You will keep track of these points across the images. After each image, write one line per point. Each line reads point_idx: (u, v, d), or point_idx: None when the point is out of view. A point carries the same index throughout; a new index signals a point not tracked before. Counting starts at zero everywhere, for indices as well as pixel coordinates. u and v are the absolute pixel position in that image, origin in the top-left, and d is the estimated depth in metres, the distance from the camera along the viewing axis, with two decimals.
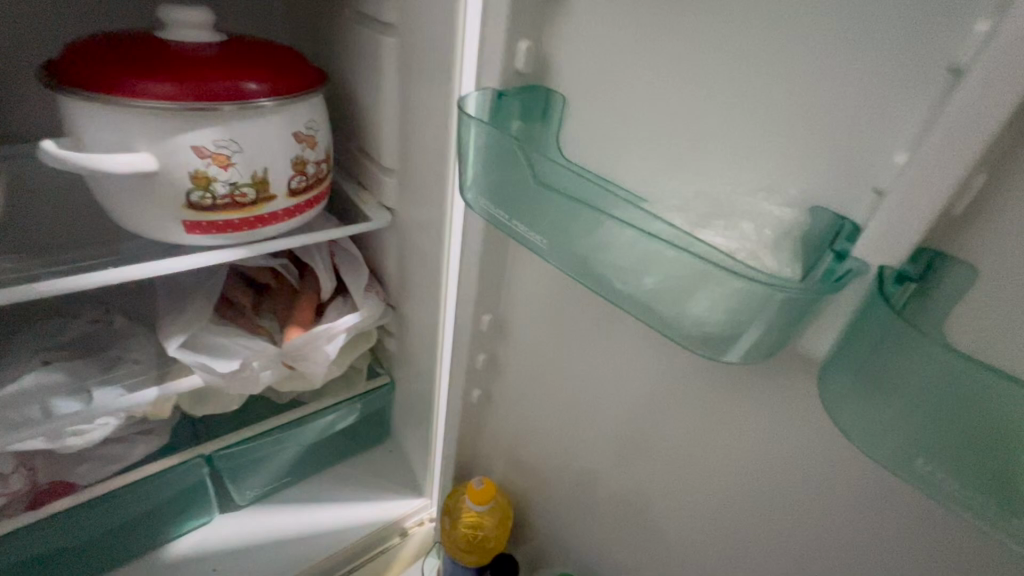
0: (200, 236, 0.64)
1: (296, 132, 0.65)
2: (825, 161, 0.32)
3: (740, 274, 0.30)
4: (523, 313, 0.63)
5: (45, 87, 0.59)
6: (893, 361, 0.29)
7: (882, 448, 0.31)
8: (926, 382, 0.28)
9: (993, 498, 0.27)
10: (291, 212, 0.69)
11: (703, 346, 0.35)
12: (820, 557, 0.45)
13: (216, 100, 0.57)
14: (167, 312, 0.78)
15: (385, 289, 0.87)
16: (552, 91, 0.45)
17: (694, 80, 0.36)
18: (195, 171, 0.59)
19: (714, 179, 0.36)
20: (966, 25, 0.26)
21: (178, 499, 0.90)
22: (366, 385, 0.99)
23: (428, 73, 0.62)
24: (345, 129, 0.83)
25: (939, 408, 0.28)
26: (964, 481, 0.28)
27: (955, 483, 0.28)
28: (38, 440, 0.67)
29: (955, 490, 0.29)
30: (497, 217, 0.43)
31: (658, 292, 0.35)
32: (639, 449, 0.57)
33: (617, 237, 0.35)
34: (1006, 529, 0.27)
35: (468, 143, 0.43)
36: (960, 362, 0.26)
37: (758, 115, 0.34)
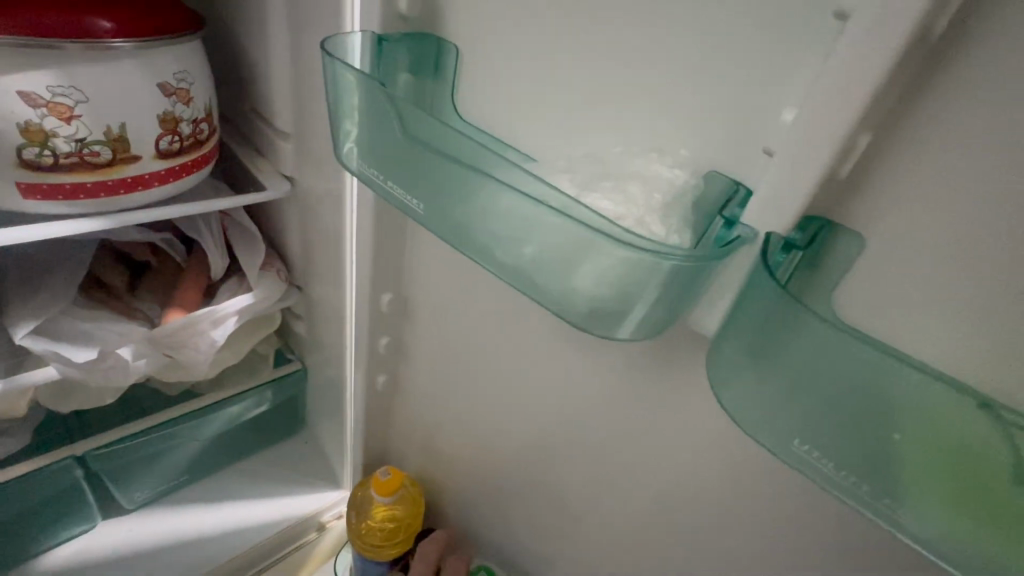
0: (44, 203, 0.54)
1: (162, 83, 0.55)
2: (720, 119, 0.29)
3: (626, 243, 0.27)
4: (432, 292, 0.59)
5: None
6: (779, 337, 0.28)
7: (766, 429, 0.30)
8: (810, 359, 0.27)
9: (866, 477, 0.27)
10: (164, 177, 0.60)
11: (591, 324, 0.32)
12: (724, 533, 0.44)
13: (49, 36, 0.48)
14: (15, 292, 0.66)
15: (289, 268, 0.80)
16: (443, 41, 0.40)
17: (588, 27, 0.33)
18: (26, 123, 0.49)
19: (609, 141, 0.33)
20: None
21: (48, 506, 0.79)
22: (273, 373, 0.91)
23: (318, 21, 0.55)
24: (236, 86, 0.74)
25: (821, 385, 0.27)
26: (840, 460, 0.27)
27: (831, 462, 0.27)
28: None
29: (832, 469, 0.28)
30: (375, 181, 0.38)
31: (543, 265, 0.31)
32: (552, 432, 0.54)
33: (499, 202, 0.31)
34: (876, 508, 0.27)
35: (342, 92, 0.37)
36: (843, 336, 0.25)
37: (651, 68, 0.31)
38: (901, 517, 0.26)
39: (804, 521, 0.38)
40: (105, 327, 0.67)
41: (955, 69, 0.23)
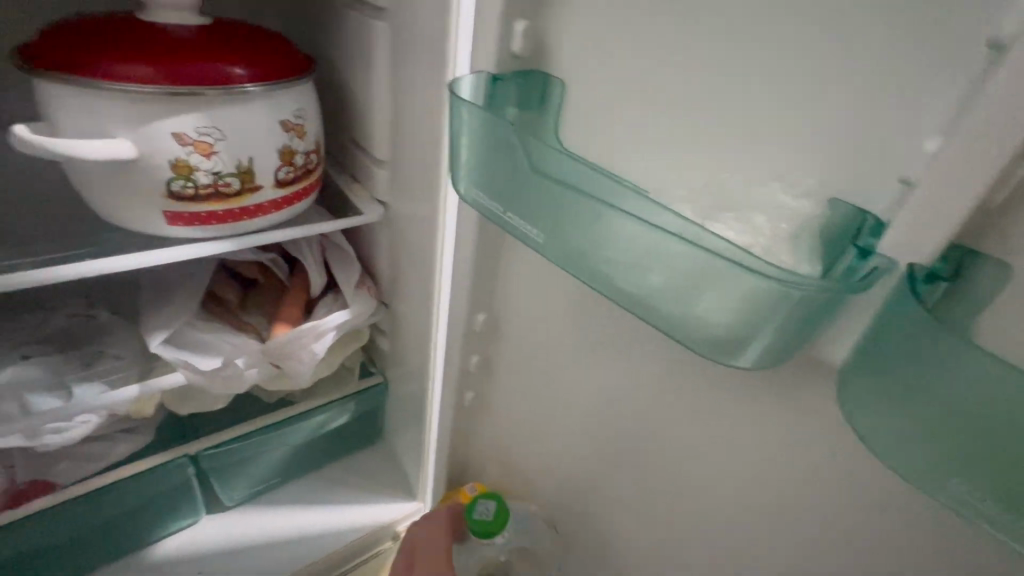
0: (183, 228, 0.61)
1: (284, 120, 0.62)
2: (713, 107, 0.34)
3: (759, 271, 0.28)
4: (518, 312, 0.61)
5: (22, 72, 0.56)
6: (927, 369, 0.27)
7: (908, 462, 0.29)
8: (965, 393, 0.26)
9: None
10: (280, 203, 0.66)
11: (711, 351, 0.32)
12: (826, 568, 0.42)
13: (197, 84, 0.55)
14: (150, 306, 0.75)
15: (377, 285, 0.84)
16: (550, 75, 0.42)
17: (705, 63, 0.34)
18: (176, 160, 0.56)
19: (722, 169, 0.34)
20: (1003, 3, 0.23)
21: (162, 501, 0.87)
22: (358, 385, 0.97)
23: (420, 59, 0.59)
24: (336, 119, 0.80)
25: (934, 395, 0.27)
26: (966, 474, 0.27)
27: (993, 504, 0.26)
28: (16, 437, 0.66)
29: (993, 512, 0.26)
30: (492, 210, 0.40)
31: (665, 292, 0.32)
32: (640, 459, 0.54)
33: (623, 231, 0.32)
34: None
35: (462, 127, 0.40)
36: (1003, 369, 0.24)
37: (776, 96, 0.31)
38: None
39: (912, 557, 0.36)
40: (222, 338, 0.73)
41: None
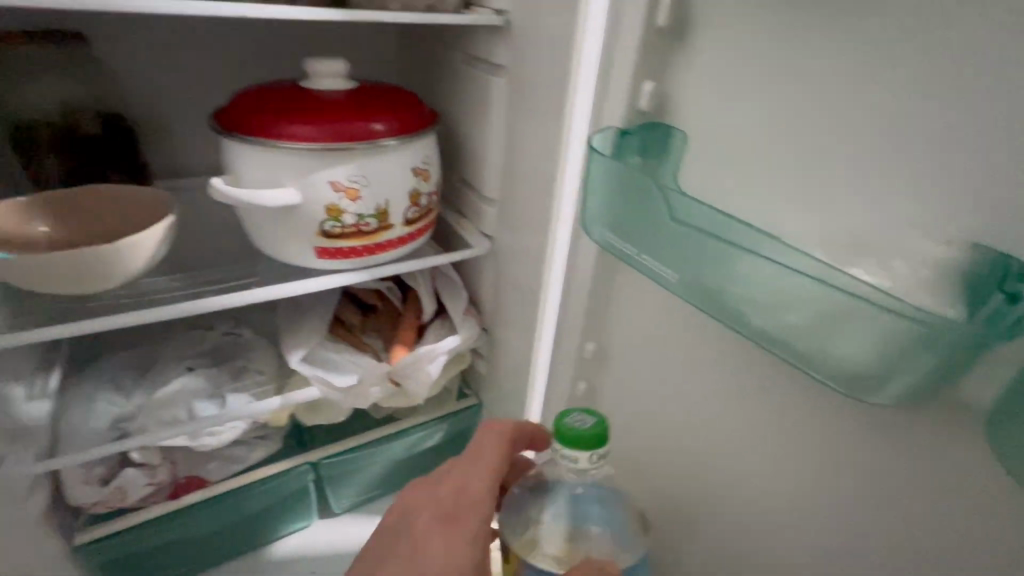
0: (327, 261, 0.71)
1: (414, 167, 0.70)
2: (819, 148, 0.38)
3: (898, 315, 0.30)
4: (621, 344, 0.63)
5: (215, 132, 0.69)
6: None
7: None
8: None
9: None
10: (404, 238, 0.74)
11: (847, 388, 0.34)
12: None
13: (348, 140, 0.64)
14: (288, 327, 0.86)
15: (479, 312, 0.91)
16: (672, 127, 0.47)
17: (833, 118, 0.37)
18: (329, 204, 0.66)
19: (852, 215, 0.37)
20: None
21: (284, 503, 0.95)
22: (455, 405, 1.04)
23: (534, 111, 0.65)
24: (447, 163, 0.89)
25: None
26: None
27: None
28: (182, 436, 0.78)
29: None
30: (622, 250, 0.45)
31: (799, 332, 0.35)
32: (743, 508, 0.52)
33: (758, 273, 0.35)
34: None
35: (595, 177, 0.46)
36: None
37: (916, 151, 0.33)
38: None
39: None
40: (348, 358, 0.83)
41: None
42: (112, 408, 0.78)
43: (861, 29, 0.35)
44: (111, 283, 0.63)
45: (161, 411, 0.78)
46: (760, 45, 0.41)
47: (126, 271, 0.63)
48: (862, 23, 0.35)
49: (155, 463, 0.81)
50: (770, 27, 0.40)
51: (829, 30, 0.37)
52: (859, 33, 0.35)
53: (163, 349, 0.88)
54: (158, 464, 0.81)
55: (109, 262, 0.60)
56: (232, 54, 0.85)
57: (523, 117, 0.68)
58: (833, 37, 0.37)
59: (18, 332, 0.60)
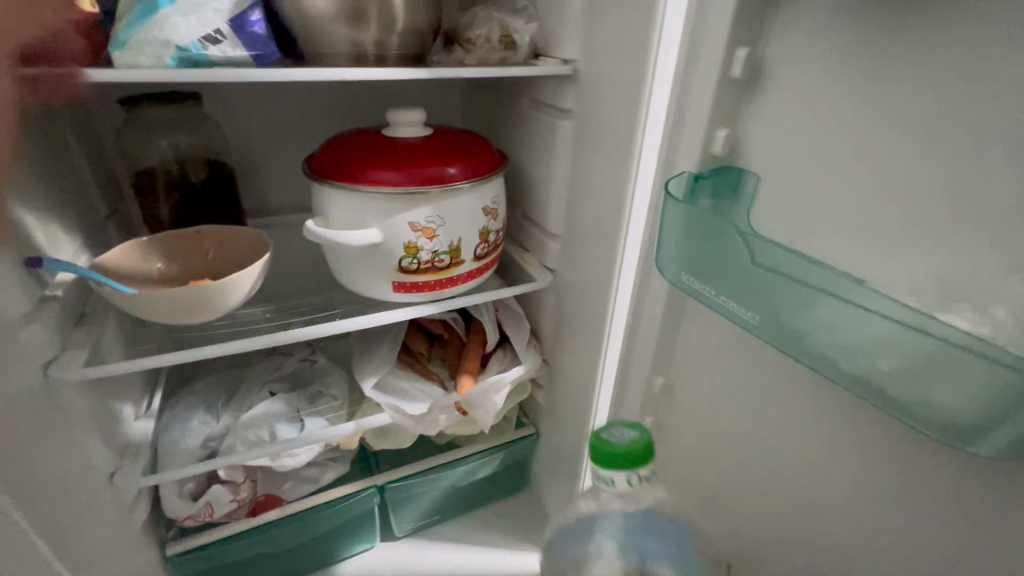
0: (403, 294, 0.75)
1: (484, 207, 0.74)
2: (903, 192, 0.39)
3: (1001, 362, 0.29)
4: (692, 377, 0.64)
5: (306, 177, 0.76)
6: None
7: None
8: None
9: None
10: (473, 273, 0.78)
11: (946, 436, 0.33)
12: None
13: (426, 184, 0.69)
14: (361, 355, 0.91)
15: (540, 343, 0.94)
16: (744, 170, 0.50)
17: (918, 164, 0.38)
18: (407, 243, 0.71)
19: (943, 259, 0.37)
20: None
21: (351, 524, 0.98)
22: (514, 434, 1.06)
23: (601, 152, 0.68)
24: (511, 199, 0.93)
25: None
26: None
27: None
28: (265, 457, 0.83)
29: None
30: (700, 291, 0.47)
31: (896, 377, 0.35)
32: (831, 541, 0.52)
33: (844, 316, 0.36)
34: None
35: (669, 221, 0.48)
36: None
37: (1017, 194, 0.33)
38: None
39: None
40: (416, 387, 0.87)
41: None
42: (204, 429, 0.84)
43: (948, 75, 0.36)
44: (216, 314, 0.70)
45: (246, 433, 0.83)
46: (839, 95, 0.42)
47: (229, 303, 0.69)
48: (948, 70, 0.36)
49: (238, 480, 0.86)
50: (849, 76, 0.41)
51: (914, 78, 0.38)
52: (946, 80, 0.36)
53: (247, 374, 0.95)
54: (241, 481, 0.86)
55: (217, 296, 0.67)
56: (318, 105, 0.93)
57: (588, 157, 0.72)
58: (918, 84, 0.37)
59: (136, 359, 0.67)
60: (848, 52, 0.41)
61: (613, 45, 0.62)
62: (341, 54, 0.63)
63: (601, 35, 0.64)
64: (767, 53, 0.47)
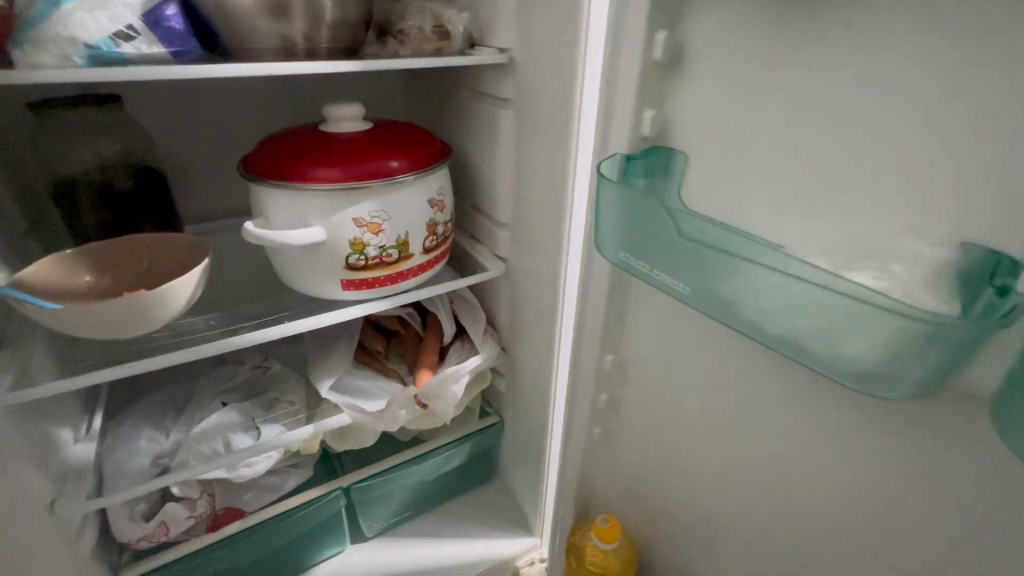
0: (353, 292, 0.74)
1: (430, 199, 0.74)
2: (814, 164, 0.42)
3: (900, 313, 0.32)
4: (641, 353, 0.66)
5: (242, 177, 0.73)
6: None
7: None
8: None
9: None
10: (423, 267, 0.78)
11: (862, 384, 0.36)
12: None
13: (369, 179, 0.68)
14: (317, 357, 0.89)
15: (497, 332, 0.95)
16: (674, 148, 0.52)
17: (826, 135, 0.41)
18: (354, 239, 0.70)
19: (852, 223, 0.40)
20: None
21: (318, 529, 0.97)
22: (478, 424, 1.07)
23: (542, 138, 0.69)
24: (459, 191, 0.93)
25: None
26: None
27: None
28: (221, 469, 0.80)
29: None
30: (636, 267, 0.48)
31: (814, 335, 0.37)
32: (772, 490, 0.56)
33: (766, 281, 0.38)
34: None
35: (605, 201, 0.49)
36: None
37: (912, 159, 0.36)
38: None
39: None
40: (374, 385, 0.86)
41: None
42: (153, 446, 0.81)
43: (846, 53, 0.39)
44: (155, 324, 0.66)
45: (199, 446, 0.80)
46: (753, 73, 0.44)
47: (170, 313, 0.66)
48: (850, 48, 0.38)
49: (194, 496, 0.82)
50: (764, 55, 0.43)
51: (823, 55, 0.40)
52: (854, 56, 0.38)
53: (196, 386, 0.91)
54: (197, 497, 0.83)
55: (154, 305, 0.64)
56: (250, 102, 0.90)
57: (529, 144, 0.72)
58: (827, 61, 0.40)
59: (72, 376, 0.63)
60: (760, 32, 0.43)
61: (546, 33, 0.63)
62: (268, 49, 0.61)
63: (532, 23, 0.65)
64: (685, 36, 0.48)
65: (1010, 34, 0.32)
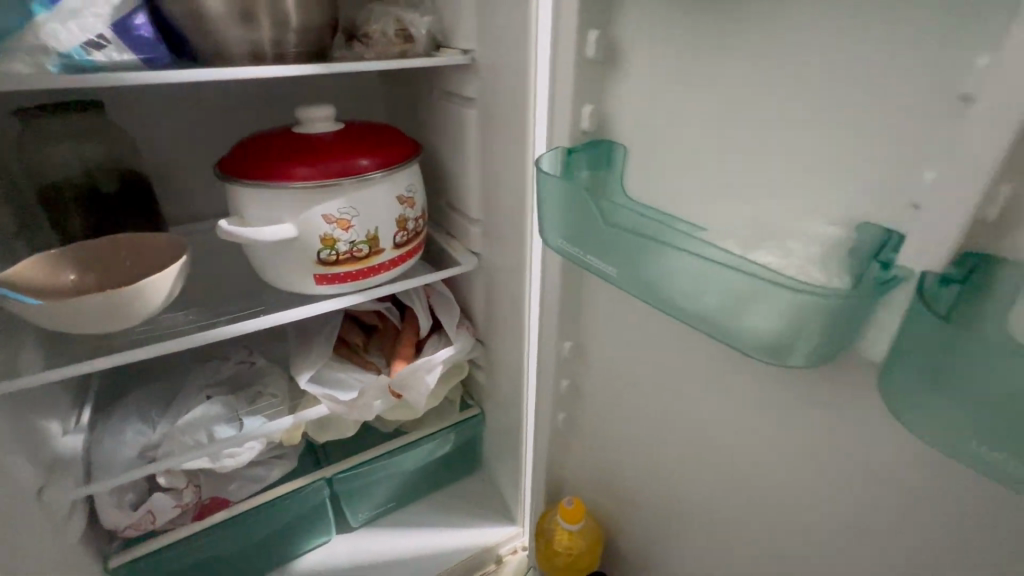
0: (326, 286, 0.77)
1: (399, 195, 0.77)
2: (731, 152, 0.44)
3: (788, 287, 0.35)
4: (600, 339, 0.69)
5: (218, 178, 0.76)
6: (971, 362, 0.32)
7: (941, 432, 0.34)
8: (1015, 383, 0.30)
9: None
10: (395, 261, 0.81)
11: (767, 355, 0.39)
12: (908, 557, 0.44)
13: (338, 176, 0.71)
14: (299, 350, 0.93)
15: (473, 324, 0.98)
16: (613, 141, 0.54)
17: (739, 124, 0.43)
18: (324, 235, 0.73)
19: (764, 206, 0.42)
20: (959, 71, 0.31)
21: (304, 518, 1.00)
22: (459, 415, 1.10)
23: (503, 135, 0.72)
24: (435, 188, 0.96)
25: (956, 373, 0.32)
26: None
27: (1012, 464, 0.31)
28: (204, 458, 0.83)
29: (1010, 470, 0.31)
30: (575, 255, 0.51)
31: (723, 311, 0.40)
32: (721, 466, 0.59)
33: (680, 263, 0.41)
34: None
35: (546, 194, 0.52)
36: None
37: (813, 143, 0.38)
38: None
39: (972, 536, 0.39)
40: (352, 376, 0.89)
41: None
42: (141, 438, 0.84)
43: (753, 46, 0.41)
44: (135, 319, 0.70)
45: (183, 437, 0.83)
46: (677, 67, 0.47)
47: (150, 307, 0.70)
48: (755, 41, 0.41)
49: (180, 486, 0.85)
50: (684, 50, 0.46)
51: (734, 49, 0.42)
52: (759, 49, 0.41)
53: (184, 380, 0.95)
54: (183, 487, 0.86)
55: (133, 300, 0.67)
56: (231, 105, 0.94)
57: (493, 141, 0.75)
58: (736, 54, 0.42)
59: (57, 368, 0.67)
60: (680, 29, 0.46)
61: (500, 34, 0.66)
62: (235, 54, 0.64)
63: (490, 24, 0.68)
64: (618, 34, 0.51)
65: (884, 26, 0.34)
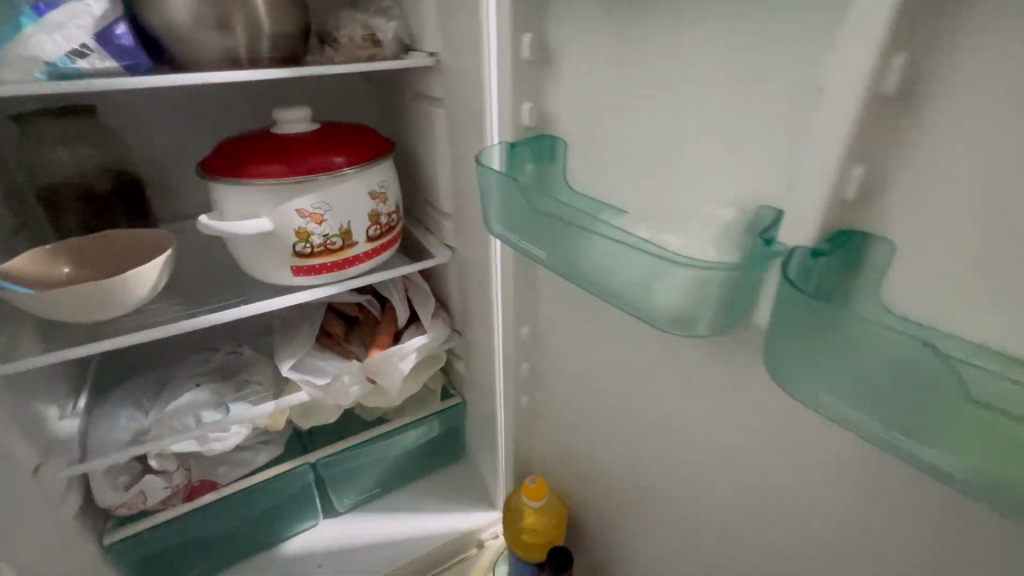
0: (303, 278, 0.82)
1: (371, 191, 0.81)
2: (650, 144, 0.48)
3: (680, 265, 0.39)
4: (556, 325, 0.73)
5: (201, 177, 0.81)
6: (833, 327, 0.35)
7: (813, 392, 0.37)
8: (868, 346, 0.33)
9: (895, 428, 0.33)
10: (370, 253, 0.86)
11: (674, 327, 0.43)
12: (813, 521, 0.47)
13: (313, 173, 0.75)
14: (284, 339, 0.98)
15: (449, 315, 1.02)
16: (557, 137, 0.58)
17: (654, 118, 0.47)
18: (297, 228, 0.77)
19: (677, 193, 0.46)
20: (816, 67, 0.34)
21: (290, 502, 1.04)
22: (440, 404, 1.14)
23: (466, 133, 0.76)
24: (412, 186, 1.00)
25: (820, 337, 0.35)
26: (901, 430, 0.33)
27: (867, 417, 0.34)
28: (191, 442, 0.88)
29: (865, 422, 0.34)
30: (516, 243, 0.55)
31: (634, 289, 0.44)
32: (662, 442, 0.62)
33: (597, 247, 0.45)
34: (901, 454, 0.33)
35: (488, 187, 0.56)
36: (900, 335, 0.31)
37: (712, 134, 0.42)
38: (922, 456, 0.32)
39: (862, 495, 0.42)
40: (332, 363, 0.94)
41: (912, 114, 0.32)
42: (133, 423, 0.89)
43: (663, 46, 0.45)
44: (123, 308, 0.75)
45: (172, 420, 0.89)
46: (603, 66, 0.51)
47: (136, 297, 0.74)
48: (663, 42, 0.45)
49: (170, 468, 0.90)
50: (608, 50, 0.50)
51: (647, 49, 0.46)
52: (667, 49, 0.44)
53: (176, 370, 1.00)
54: (173, 469, 0.91)
55: (120, 289, 0.72)
56: (219, 109, 0.99)
57: (458, 138, 0.80)
58: (649, 54, 0.46)
59: (51, 353, 0.72)
60: (603, 33, 0.50)
61: (459, 39, 0.70)
62: (211, 61, 0.69)
63: (450, 29, 0.72)
64: (554, 37, 0.55)
65: (758, 26, 0.38)
